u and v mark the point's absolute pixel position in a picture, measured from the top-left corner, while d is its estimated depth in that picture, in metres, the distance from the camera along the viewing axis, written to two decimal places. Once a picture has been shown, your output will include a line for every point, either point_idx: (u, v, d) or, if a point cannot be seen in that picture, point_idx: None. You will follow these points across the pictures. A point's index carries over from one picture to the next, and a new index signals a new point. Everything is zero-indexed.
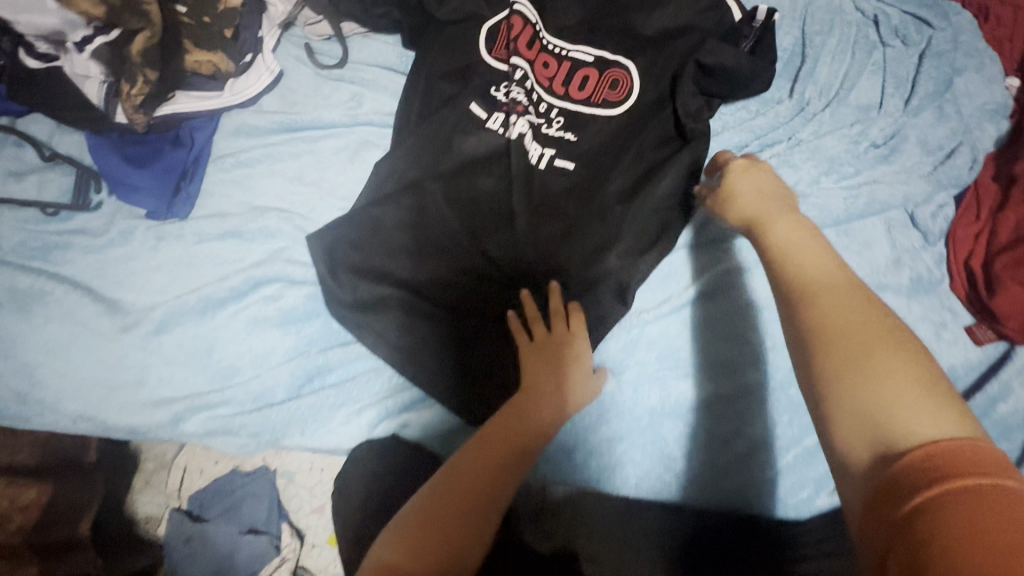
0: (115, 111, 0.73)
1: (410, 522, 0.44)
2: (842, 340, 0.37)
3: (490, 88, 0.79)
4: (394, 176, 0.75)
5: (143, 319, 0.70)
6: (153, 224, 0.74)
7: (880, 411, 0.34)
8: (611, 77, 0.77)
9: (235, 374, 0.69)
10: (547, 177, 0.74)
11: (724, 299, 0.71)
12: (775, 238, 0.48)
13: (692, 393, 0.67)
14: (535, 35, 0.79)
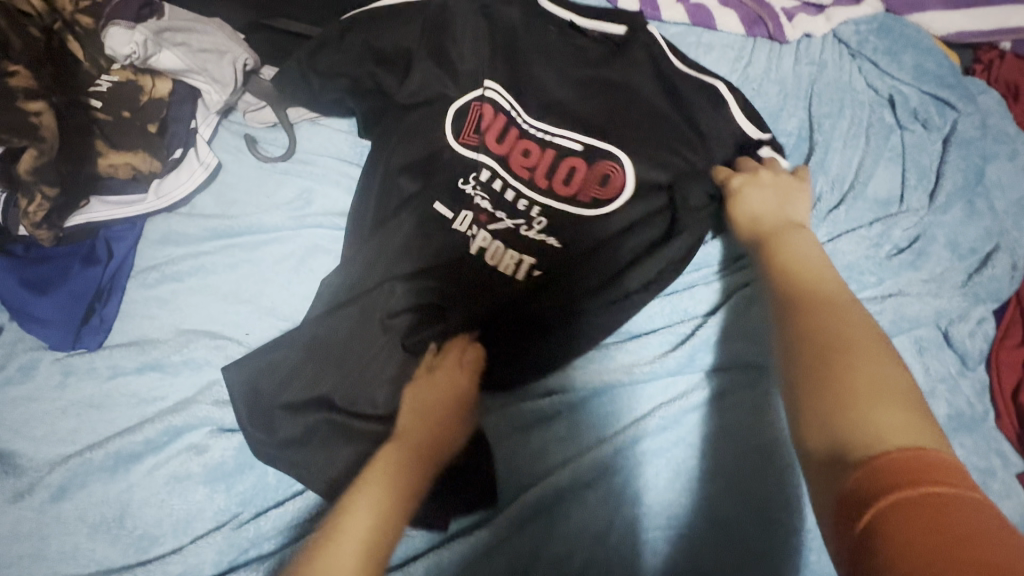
0: (16, 222, 0.63)
1: None
2: (813, 336, 0.41)
3: (458, 182, 0.67)
4: (337, 299, 0.62)
5: (42, 479, 0.58)
6: (60, 356, 0.63)
7: (833, 408, 0.36)
8: (601, 170, 0.67)
9: (154, 545, 0.57)
10: (526, 285, 0.63)
11: (741, 440, 0.58)
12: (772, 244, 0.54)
13: (694, 563, 0.54)
14: (511, 122, 0.68)
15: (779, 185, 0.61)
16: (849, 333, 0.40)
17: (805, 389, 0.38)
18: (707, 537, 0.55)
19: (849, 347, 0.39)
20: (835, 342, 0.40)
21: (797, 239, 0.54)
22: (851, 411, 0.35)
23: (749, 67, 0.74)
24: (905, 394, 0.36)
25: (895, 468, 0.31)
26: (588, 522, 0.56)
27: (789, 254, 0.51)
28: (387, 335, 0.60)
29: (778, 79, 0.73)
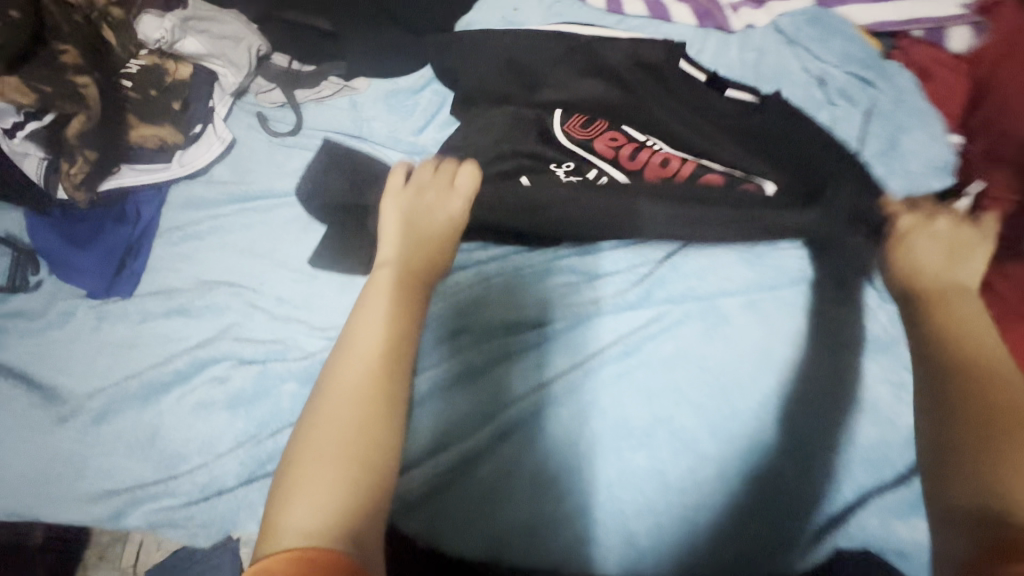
0: (56, 188, 0.71)
1: (298, 452, 0.50)
2: (994, 412, 0.50)
3: (550, 166, 0.78)
4: (341, 255, 0.72)
5: (82, 406, 0.66)
6: (95, 303, 0.71)
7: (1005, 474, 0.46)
8: (741, 189, 0.73)
9: (182, 462, 0.65)
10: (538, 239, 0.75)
11: (690, 363, 0.67)
12: (959, 312, 0.60)
13: (648, 464, 0.64)
14: (644, 146, 0.78)
15: (958, 252, 0.66)
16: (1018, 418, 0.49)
17: (976, 445, 0.49)
18: (660, 441, 0.65)
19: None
20: (1002, 441, 0.48)
21: (961, 314, 0.60)
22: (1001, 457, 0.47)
23: (700, 55, 0.86)
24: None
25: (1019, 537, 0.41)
26: (561, 435, 0.65)
27: (959, 331, 0.58)
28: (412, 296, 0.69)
29: (725, 64, 0.85)
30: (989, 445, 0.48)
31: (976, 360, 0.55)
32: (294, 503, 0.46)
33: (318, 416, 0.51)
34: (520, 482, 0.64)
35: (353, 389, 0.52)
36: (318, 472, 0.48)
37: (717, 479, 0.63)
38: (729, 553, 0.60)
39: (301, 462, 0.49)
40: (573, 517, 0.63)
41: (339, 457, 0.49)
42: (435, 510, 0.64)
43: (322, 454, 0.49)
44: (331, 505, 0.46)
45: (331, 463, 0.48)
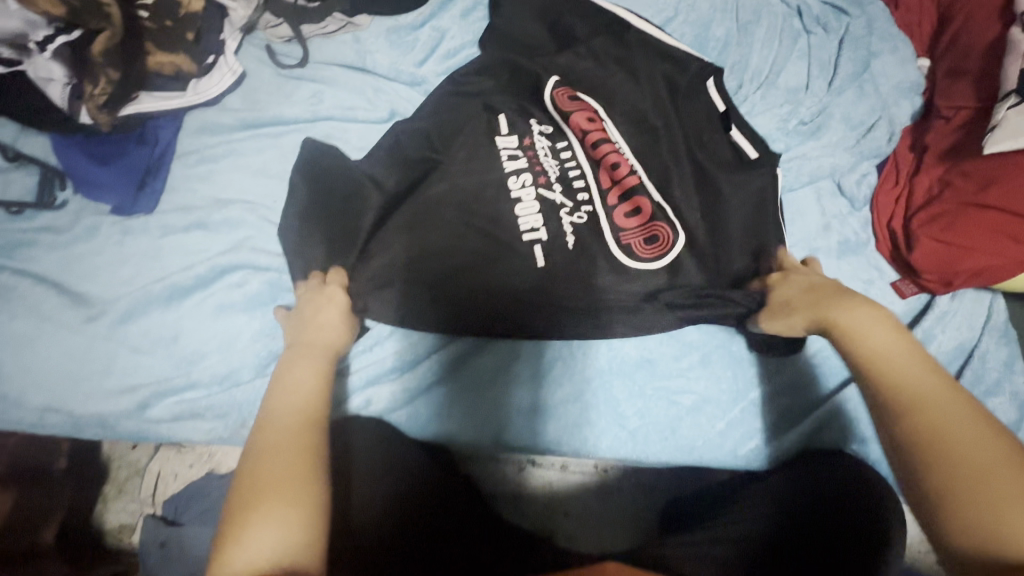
0: (80, 112, 0.74)
1: (239, 496, 0.46)
2: (910, 413, 0.44)
3: (530, 120, 0.77)
4: (312, 210, 0.72)
5: (110, 308, 0.71)
6: (119, 219, 0.76)
7: (994, 510, 0.38)
8: (653, 230, 0.69)
9: (201, 358, 0.70)
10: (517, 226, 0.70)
11: (692, 271, 0.69)
12: (852, 326, 0.54)
13: (637, 352, 0.71)
14: (612, 143, 0.74)
15: (826, 288, 0.61)
16: (975, 447, 0.41)
17: (919, 461, 0.42)
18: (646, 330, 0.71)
19: (966, 452, 0.41)
20: (945, 444, 0.42)
21: (856, 322, 0.54)
22: (995, 508, 0.38)
23: None
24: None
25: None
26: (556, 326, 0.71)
27: (863, 342, 0.52)
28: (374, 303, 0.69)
29: None
30: (943, 479, 0.40)
31: (887, 369, 0.48)
32: (234, 565, 0.41)
33: (254, 468, 0.47)
34: (520, 371, 0.70)
35: (285, 442, 0.49)
36: (259, 527, 0.43)
37: (702, 366, 0.70)
38: (716, 427, 0.68)
39: (237, 533, 0.43)
40: (564, 406, 0.69)
41: (277, 515, 0.44)
42: (444, 405, 0.70)
43: (257, 513, 0.43)
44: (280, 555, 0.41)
45: (276, 519, 0.43)
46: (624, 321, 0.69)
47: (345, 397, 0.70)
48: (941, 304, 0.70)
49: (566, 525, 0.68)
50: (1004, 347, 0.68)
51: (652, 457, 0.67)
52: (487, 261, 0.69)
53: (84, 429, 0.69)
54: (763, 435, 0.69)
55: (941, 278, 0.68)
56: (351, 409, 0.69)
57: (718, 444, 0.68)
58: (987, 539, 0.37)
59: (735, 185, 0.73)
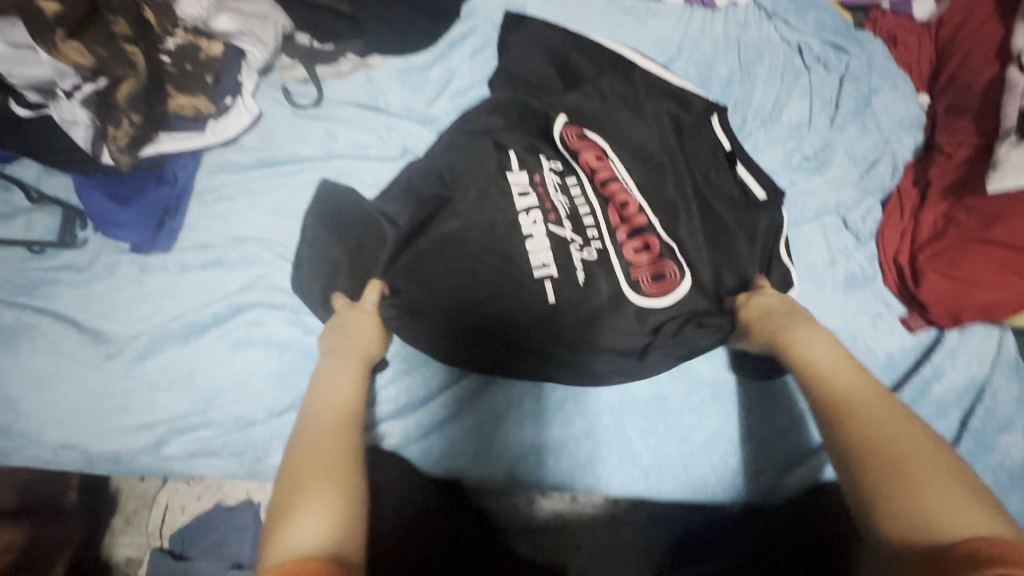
0: (102, 153, 0.76)
1: (286, 484, 0.51)
2: (845, 418, 0.52)
3: (540, 156, 0.78)
4: (328, 243, 0.74)
5: (128, 346, 0.72)
6: (137, 257, 0.77)
7: (922, 504, 0.42)
8: (660, 267, 0.71)
9: (217, 396, 0.71)
10: (524, 263, 0.71)
11: (690, 303, 0.71)
12: (804, 347, 0.62)
13: (648, 390, 0.71)
14: (620, 181, 0.76)
15: (785, 310, 0.67)
16: (917, 461, 0.46)
17: (852, 456, 0.49)
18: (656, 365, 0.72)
19: (892, 448, 0.47)
20: (875, 439, 0.49)
21: (818, 351, 0.62)
22: (908, 491, 0.43)
23: (689, 27, 0.92)
24: (977, 504, 0.42)
25: (993, 551, 0.35)
26: None
27: (830, 372, 0.59)
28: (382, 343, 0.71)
29: (711, 36, 0.91)
30: (877, 478, 0.46)
31: (849, 398, 0.55)
32: (283, 546, 0.43)
33: (297, 461, 0.52)
34: (529, 407, 0.70)
35: (331, 448, 0.54)
36: (309, 515, 0.46)
37: (714, 402, 0.71)
38: (730, 463, 0.68)
39: (289, 520, 0.46)
40: (577, 441, 0.69)
41: (327, 506, 0.47)
42: (457, 445, 0.69)
43: (306, 501, 0.47)
44: (331, 538, 0.44)
45: (326, 509, 0.47)
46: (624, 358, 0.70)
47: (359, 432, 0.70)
48: (950, 339, 0.70)
49: (579, 563, 0.67)
50: (1016, 383, 0.68)
51: (665, 493, 0.67)
52: (500, 294, 0.70)
53: (99, 466, 0.70)
54: (776, 470, 0.68)
55: (948, 312, 0.69)
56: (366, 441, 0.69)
57: (731, 480, 0.68)
58: (916, 528, 0.41)
59: (742, 222, 0.74)
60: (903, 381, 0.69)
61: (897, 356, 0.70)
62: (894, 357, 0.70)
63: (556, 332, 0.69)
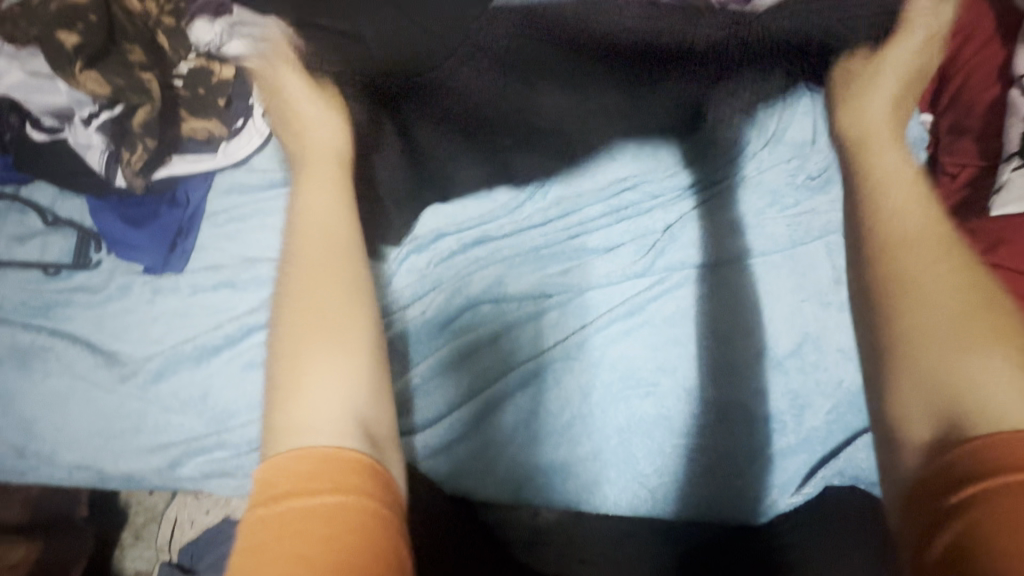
0: (115, 175, 0.79)
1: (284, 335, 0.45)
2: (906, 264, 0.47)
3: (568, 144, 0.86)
4: None
5: (141, 368, 0.73)
6: (150, 278, 0.79)
7: (945, 361, 0.42)
8: None
9: (230, 418, 0.72)
10: (528, 274, 0.77)
11: (686, 323, 0.74)
12: (877, 161, 0.61)
13: (655, 411, 0.71)
14: None
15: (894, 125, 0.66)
16: (955, 306, 0.44)
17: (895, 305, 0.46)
18: (662, 387, 0.72)
19: (923, 288, 0.45)
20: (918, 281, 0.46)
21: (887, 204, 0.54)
22: (931, 336, 0.43)
23: None
24: (1002, 361, 0.41)
25: (1006, 456, 0.34)
26: (574, 385, 0.72)
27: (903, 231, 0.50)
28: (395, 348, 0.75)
29: None
30: (902, 350, 0.44)
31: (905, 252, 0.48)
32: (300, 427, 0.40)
33: (298, 307, 0.46)
34: (535, 428, 0.71)
35: (309, 300, 0.46)
36: (319, 379, 0.43)
37: (720, 425, 0.70)
38: (737, 485, 0.69)
39: (292, 392, 0.42)
40: (585, 463, 0.70)
41: (348, 372, 0.44)
42: (466, 465, 0.70)
43: (321, 363, 0.43)
44: (354, 407, 0.42)
45: (336, 372, 0.43)
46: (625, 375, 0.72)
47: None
48: None
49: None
50: None
51: (671, 514, 0.68)
52: (501, 302, 0.76)
53: (114, 484, 0.72)
54: (779, 489, 0.69)
55: None
56: None
57: (736, 498, 0.68)
58: (930, 395, 0.41)
59: None
60: None
61: None
62: None
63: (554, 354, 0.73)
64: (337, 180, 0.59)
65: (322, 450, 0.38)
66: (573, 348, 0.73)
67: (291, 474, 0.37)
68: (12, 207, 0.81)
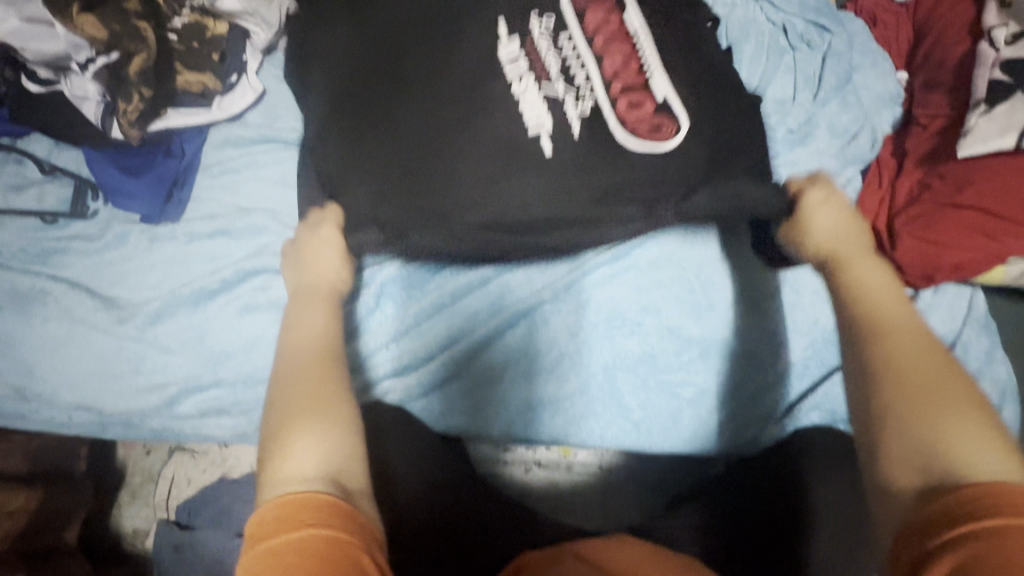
0: (112, 127, 0.79)
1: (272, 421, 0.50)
2: (897, 350, 0.47)
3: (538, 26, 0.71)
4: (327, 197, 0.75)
5: (139, 311, 0.75)
6: (147, 227, 0.80)
7: (933, 426, 0.42)
8: (655, 120, 0.68)
9: (225, 357, 0.74)
10: (524, 210, 0.74)
11: (672, 266, 0.76)
12: (850, 276, 0.56)
13: (639, 349, 0.74)
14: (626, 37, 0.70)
15: (856, 228, 0.62)
16: (938, 376, 0.45)
17: (893, 379, 0.45)
18: (645, 327, 0.75)
19: (902, 361, 0.46)
20: (907, 352, 0.47)
21: (874, 281, 0.54)
22: (922, 398, 0.44)
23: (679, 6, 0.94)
24: (987, 424, 0.42)
25: (996, 503, 0.36)
26: (561, 325, 0.74)
27: (895, 312, 0.50)
28: (385, 288, 0.77)
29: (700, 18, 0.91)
30: (908, 414, 0.43)
31: (896, 329, 0.48)
32: (284, 472, 0.45)
33: (280, 396, 0.52)
34: (522, 365, 0.74)
35: (305, 391, 0.51)
36: (302, 443, 0.47)
37: (702, 360, 0.74)
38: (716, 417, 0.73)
39: (276, 450, 0.47)
40: (572, 399, 0.72)
41: (321, 435, 0.48)
42: (456, 404, 0.73)
43: (301, 430, 0.48)
44: (329, 467, 0.46)
45: (319, 434, 0.48)
46: (607, 308, 0.75)
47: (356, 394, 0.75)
48: (924, 298, 0.74)
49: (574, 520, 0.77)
50: (986, 337, 0.73)
51: (655, 445, 0.72)
52: None
53: (114, 423, 0.74)
54: (753, 425, 0.73)
55: (921, 273, 0.73)
56: (374, 394, 0.74)
57: (714, 428, 0.73)
58: (922, 454, 0.41)
59: None
60: None
61: None
62: None
63: (544, 296, 0.76)
64: (331, 314, 0.62)
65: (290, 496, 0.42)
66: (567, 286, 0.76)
67: (275, 522, 0.41)
68: (9, 158, 0.82)
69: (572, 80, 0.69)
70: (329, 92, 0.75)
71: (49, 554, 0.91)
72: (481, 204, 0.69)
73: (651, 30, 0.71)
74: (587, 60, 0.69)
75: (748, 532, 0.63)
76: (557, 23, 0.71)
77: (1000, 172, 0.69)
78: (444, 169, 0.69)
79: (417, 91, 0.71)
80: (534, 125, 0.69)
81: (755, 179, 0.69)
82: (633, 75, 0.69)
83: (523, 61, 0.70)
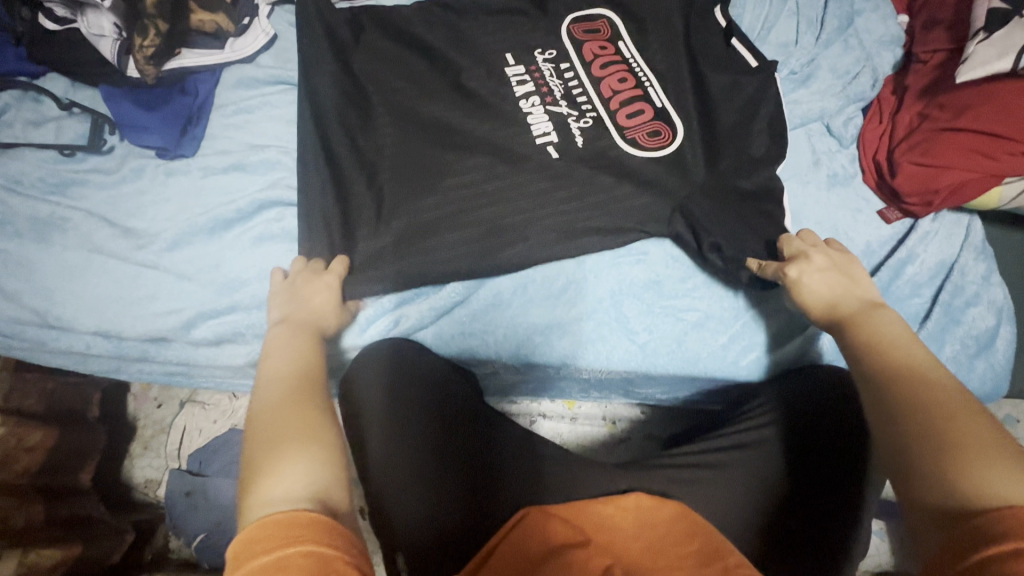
0: (127, 66, 0.80)
1: (258, 450, 0.50)
2: (909, 392, 0.50)
3: (535, 50, 0.83)
4: (344, 145, 0.79)
5: (156, 239, 0.77)
6: (163, 162, 0.81)
7: (956, 458, 0.44)
8: (653, 125, 0.79)
9: (241, 285, 0.77)
10: (537, 152, 0.78)
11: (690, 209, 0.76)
12: (870, 327, 0.59)
13: (643, 276, 0.78)
14: (620, 60, 0.82)
15: (848, 286, 0.66)
16: (953, 412, 0.48)
17: (915, 418, 0.48)
18: (651, 257, 0.79)
19: (919, 402, 0.49)
20: (921, 390, 0.50)
21: (888, 333, 0.58)
22: (945, 438, 0.46)
23: None
24: (1005, 453, 0.44)
25: (1010, 525, 0.38)
26: (568, 262, 0.78)
27: (905, 358, 0.54)
28: (395, 216, 0.76)
29: None
30: (929, 460, 0.46)
31: (914, 381, 0.51)
32: (277, 499, 0.45)
33: (262, 425, 0.52)
34: (536, 291, 0.78)
35: (289, 424, 0.52)
36: (286, 470, 0.48)
37: (707, 285, 0.79)
38: (719, 339, 0.78)
39: (263, 476, 0.47)
40: (580, 321, 0.77)
41: (304, 461, 0.49)
42: (471, 333, 0.77)
43: (294, 459, 0.49)
44: (312, 483, 0.47)
45: (308, 459, 0.49)
46: (618, 235, 0.76)
47: (369, 324, 0.78)
48: (923, 225, 0.77)
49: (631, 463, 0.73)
50: (981, 262, 0.77)
51: (660, 364, 0.77)
52: (495, 174, 0.77)
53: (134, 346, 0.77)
54: (748, 351, 0.78)
55: (922, 201, 0.75)
56: (388, 330, 0.78)
57: (716, 353, 0.77)
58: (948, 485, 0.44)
59: (733, 125, 0.79)
60: (881, 265, 0.76)
61: (874, 245, 0.77)
62: (870, 245, 0.77)
63: (557, 223, 0.76)
64: (315, 348, 0.62)
65: (276, 513, 0.43)
66: (579, 213, 0.76)
67: (247, 539, 0.41)
68: (26, 94, 0.83)
69: (576, 96, 0.80)
70: (352, 87, 0.82)
71: (64, 493, 0.91)
72: (506, 216, 0.76)
73: (641, 53, 0.83)
74: (585, 81, 0.81)
75: (763, 467, 0.66)
76: (559, 54, 0.83)
77: (998, 94, 0.71)
78: (454, 155, 0.78)
79: (448, 112, 0.80)
80: (543, 128, 0.79)
81: (747, 161, 0.77)
82: (628, 92, 0.80)
83: (529, 80, 0.81)
